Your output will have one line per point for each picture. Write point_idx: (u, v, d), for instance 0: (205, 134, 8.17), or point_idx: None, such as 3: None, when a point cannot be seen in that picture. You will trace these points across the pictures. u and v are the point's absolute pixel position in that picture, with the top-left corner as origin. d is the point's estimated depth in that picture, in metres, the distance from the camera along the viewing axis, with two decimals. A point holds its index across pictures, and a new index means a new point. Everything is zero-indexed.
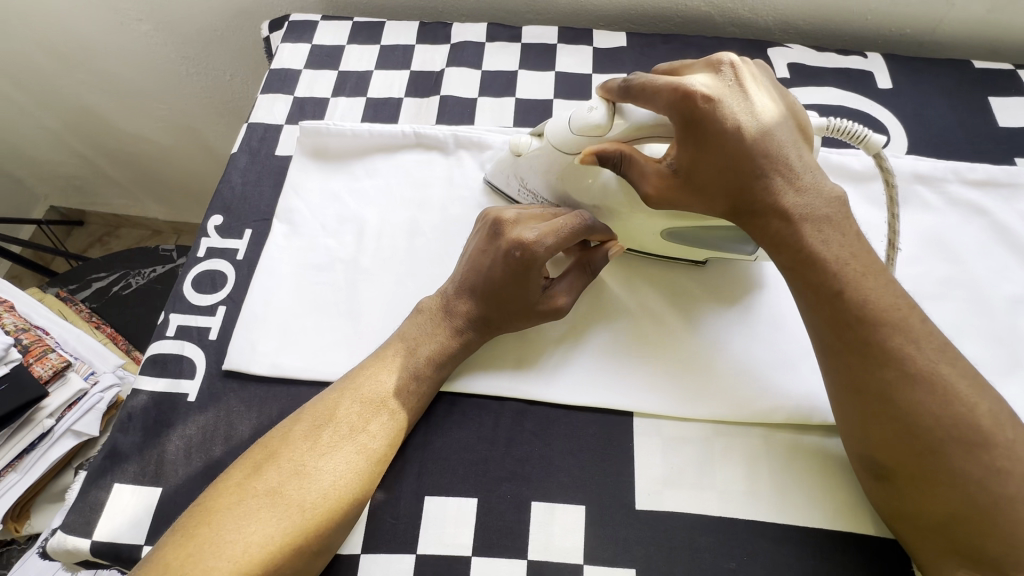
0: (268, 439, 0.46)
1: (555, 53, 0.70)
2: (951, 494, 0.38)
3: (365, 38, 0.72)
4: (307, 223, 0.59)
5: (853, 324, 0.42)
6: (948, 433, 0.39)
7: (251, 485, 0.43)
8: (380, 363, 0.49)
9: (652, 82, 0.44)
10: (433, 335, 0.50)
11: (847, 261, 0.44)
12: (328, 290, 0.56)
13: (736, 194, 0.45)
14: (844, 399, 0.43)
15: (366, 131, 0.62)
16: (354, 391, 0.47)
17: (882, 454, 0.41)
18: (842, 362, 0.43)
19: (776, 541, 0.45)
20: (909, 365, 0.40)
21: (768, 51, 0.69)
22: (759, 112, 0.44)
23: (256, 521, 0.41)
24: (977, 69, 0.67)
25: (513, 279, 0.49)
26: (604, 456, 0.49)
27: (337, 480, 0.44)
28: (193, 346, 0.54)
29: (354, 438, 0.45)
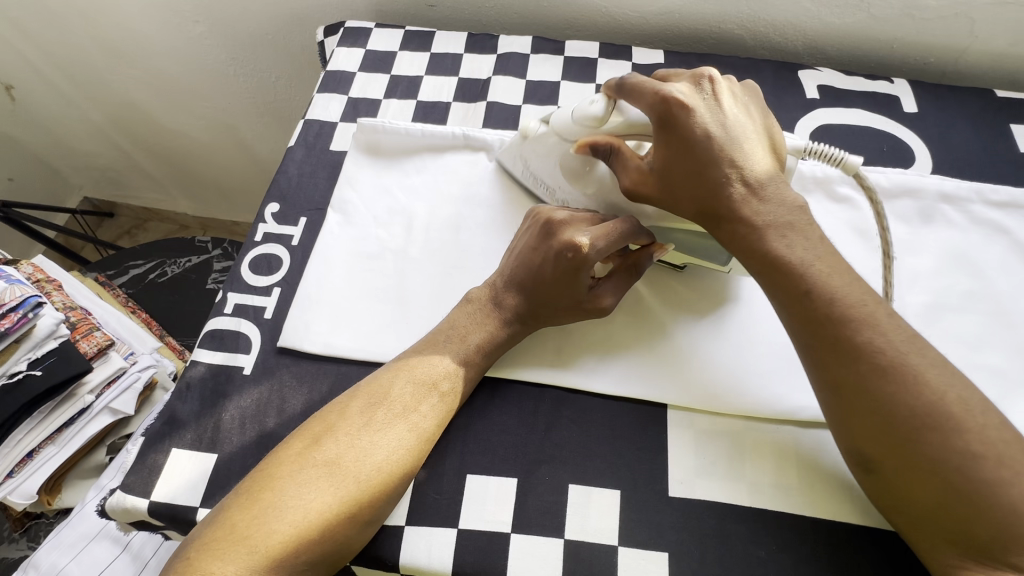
0: (324, 415, 0.48)
1: (596, 67, 0.74)
2: (930, 483, 0.39)
3: (417, 46, 0.77)
4: (359, 214, 0.62)
5: (822, 322, 0.44)
6: (922, 422, 0.40)
7: (298, 459, 0.45)
8: (433, 348, 0.52)
9: (642, 86, 0.50)
10: (480, 327, 0.53)
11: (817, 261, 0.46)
12: (378, 277, 0.59)
13: (703, 199, 0.49)
14: (823, 396, 0.45)
15: (418, 131, 0.66)
16: (406, 372, 0.50)
17: (864, 449, 0.43)
18: (819, 358, 0.44)
19: (803, 533, 0.47)
20: (878, 358, 0.42)
21: (798, 72, 0.73)
22: (729, 120, 0.49)
23: (314, 490, 0.44)
24: (999, 98, 0.70)
25: (564, 277, 0.52)
26: (638, 444, 0.51)
27: (389, 455, 0.46)
28: (250, 323, 0.57)
29: (406, 417, 0.48)
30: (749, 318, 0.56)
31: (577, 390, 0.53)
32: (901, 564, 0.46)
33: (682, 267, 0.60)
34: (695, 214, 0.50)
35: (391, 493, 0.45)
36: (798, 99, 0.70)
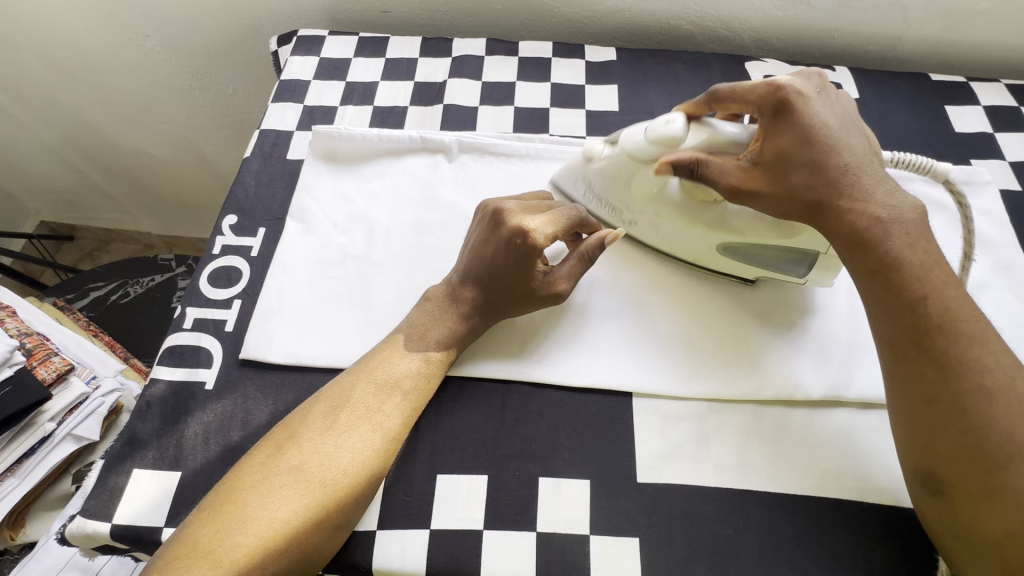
0: (287, 423, 0.48)
1: (551, 66, 0.75)
2: (1013, 511, 0.40)
3: (371, 52, 0.77)
4: (319, 221, 0.62)
5: (933, 332, 0.44)
6: (1015, 449, 0.40)
7: (268, 468, 0.45)
8: (392, 348, 0.52)
9: (747, 83, 0.50)
10: (439, 323, 0.53)
11: (934, 279, 0.45)
12: (340, 283, 0.58)
13: (813, 187, 0.47)
14: (909, 402, 0.44)
15: (376, 136, 0.66)
16: (366, 373, 0.50)
17: (943, 465, 0.42)
18: (917, 369, 0.44)
19: (769, 508, 0.48)
20: (983, 378, 0.42)
21: (745, 64, 0.75)
22: (840, 112, 0.50)
23: (281, 498, 0.44)
24: (934, 81, 0.74)
25: (521, 265, 0.52)
26: (606, 433, 0.52)
27: (354, 458, 0.46)
28: (210, 337, 0.56)
29: (369, 418, 0.48)
30: (728, 307, 0.58)
31: (546, 383, 0.54)
32: (860, 532, 0.47)
33: (754, 280, 0.59)
34: (799, 208, 0.48)
35: (358, 497, 0.45)
36: None
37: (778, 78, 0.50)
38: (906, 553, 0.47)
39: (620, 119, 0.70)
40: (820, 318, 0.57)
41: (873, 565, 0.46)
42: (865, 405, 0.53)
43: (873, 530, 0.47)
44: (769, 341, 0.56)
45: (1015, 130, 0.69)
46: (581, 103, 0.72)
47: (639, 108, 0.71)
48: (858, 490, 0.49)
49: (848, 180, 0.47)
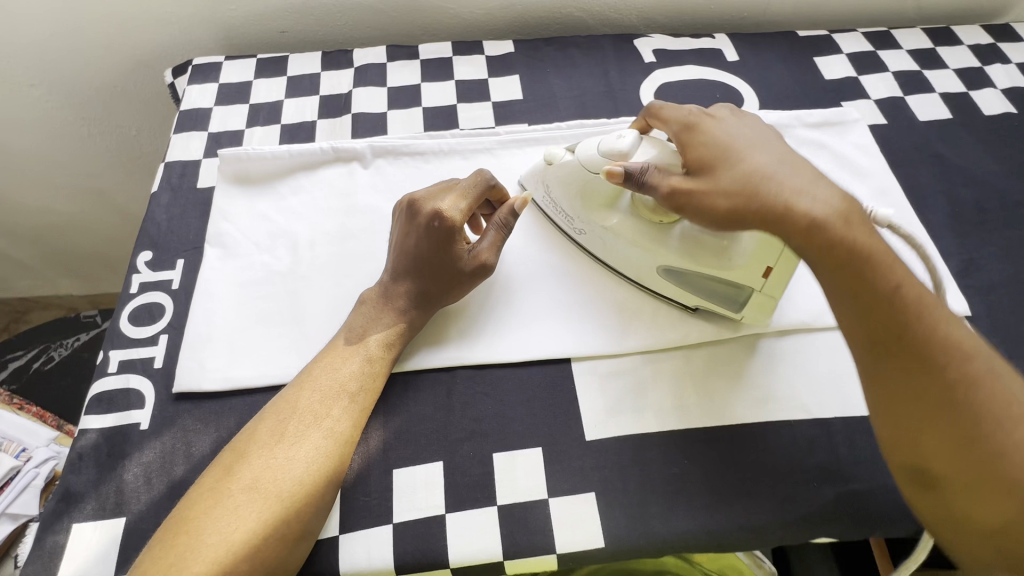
0: (234, 444, 0.48)
1: (453, 65, 0.77)
2: (1013, 501, 0.37)
3: (271, 72, 0.76)
4: (239, 244, 0.61)
5: (902, 321, 0.42)
6: (1010, 435, 0.38)
7: (217, 495, 0.44)
8: (333, 354, 0.52)
9: (668, 108, 0.55)
10: (375, 324, 0.54)
11: (891, 273, 0.43)
12: (270, 302, 0.58)
13: (746, 187, 0.46)
14: (889, 397, 0.42)
15: (285, 153, 0.65)
16: (310, 387, 0.50)
17: (937, 459, 0.39)
18: (891, 361, 0.42)
19: (708, 442, 0.52)
20: (964, 365, 0.40)
21: (634, 41, 0.80)
22: (760, 129, 0.52)
23: (235, 519, 0.43)
24: (802, 36, 0.81)
25: (449, 248, 0.55)
26: (552, 401, 0.54)
27: (306, 468, 0.46)
28: (139, 376, 0.54)
29: (317, 426, 0.48)
30: None
31: (488, 364, 0.55)
32: (793, 448, 0.52)
33: (694, 309, 0.58)
34: (737, 206, 0.46)
35: (315, 510, 0.46)
36: (637, 64, 0.77)
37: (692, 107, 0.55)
38: (834, 458, 0.51)
39: (525, 106, 0.73)
40: None
41: (808, 473, 0.51)
42: (782, 333, 0.57)
43: (803, 444, 0.52)
44: None
45: (875, 73, 0.76)
46: (487, 96, 0.74)
47: (542, 94, 0.74)
48: (785, 411, 0.53)
49: (783, 179, 0.46)
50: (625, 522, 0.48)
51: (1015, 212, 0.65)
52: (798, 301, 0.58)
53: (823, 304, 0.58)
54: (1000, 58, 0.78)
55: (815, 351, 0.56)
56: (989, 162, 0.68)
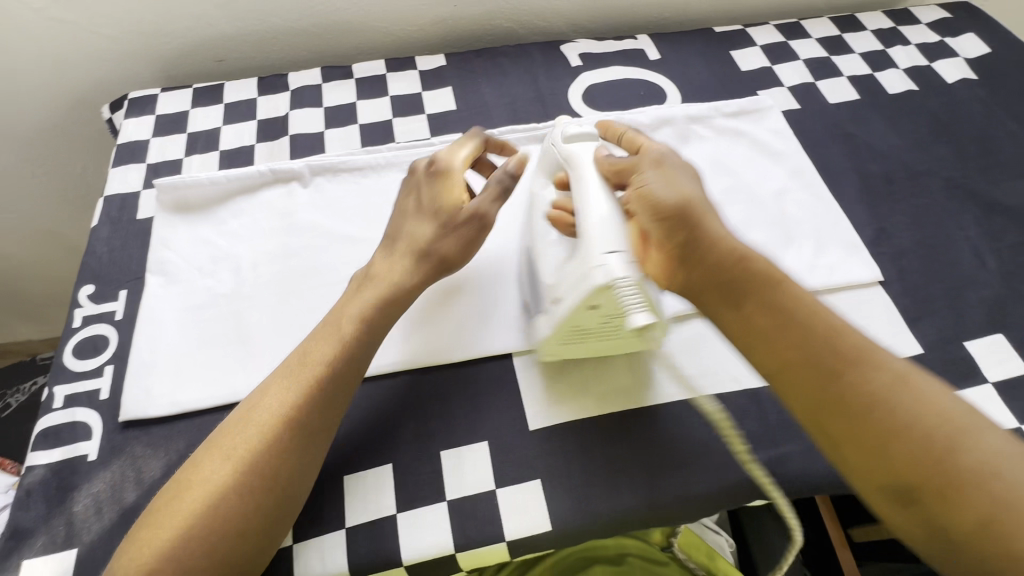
0: (210, 442, 0.46)
1: (387, 81, 0.79)
2: (983, 497, 0.40)
3: (207, 100, 0.77)
4: (181, 270, 0.62)
5: (841, 352, 0.45)
6: (951, 428, 0.42)
7: (187, 488, 0.43)
8: (314, 339, 0.50)
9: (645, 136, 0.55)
10: (359, 296, 0.52)
11: (816, 305, 0.48)
12: (215, 324, 0.59)
13: (686, 214, 0.49)
14: (848, 426, 0.44)
15: (223, 178, 0.67)
16: (285, 375, 0.48)
17: (907, 475, 0.42)
18: (845, 383, 0.44)
19: (646, 421, 0.54)
20: (892, 378, 0.44)
21: (561, 47, 0.83)
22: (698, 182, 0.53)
23: (206, 521, 0.42)
24: (719, 32, 0.85)
25: (445, 203, 0.55)
26: (496, 395, 0.56)
27: (272, 462, 0.45)
28: (86, 409, 0.55)
29: (286, 419, 0.46)
30: None
31: (430, 366, 0.57)
32: (725, 419, 0.54)
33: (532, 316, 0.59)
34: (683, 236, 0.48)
35: (280, 503, 0.45)
36: (565, 68, 0.80)
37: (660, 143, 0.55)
38: (763, 425, 0.54)
39: (458, 116, 0.76)
40: None
41: (740, 442, 0.53)
42: None
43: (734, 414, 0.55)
44: None
45: (787, 61, 0.81)
46: (421, 109, 0.76)
47: (475, 104, 0.77)
48: (714, 385, 0.56)
49: (717, 229, 0.49)
50: (569, 505, 0.51)
51: (920, 181, 0.69)
52: None
53: None
54: (901, 40, 0.83)
55: None
56: (894, 137, 0.73)
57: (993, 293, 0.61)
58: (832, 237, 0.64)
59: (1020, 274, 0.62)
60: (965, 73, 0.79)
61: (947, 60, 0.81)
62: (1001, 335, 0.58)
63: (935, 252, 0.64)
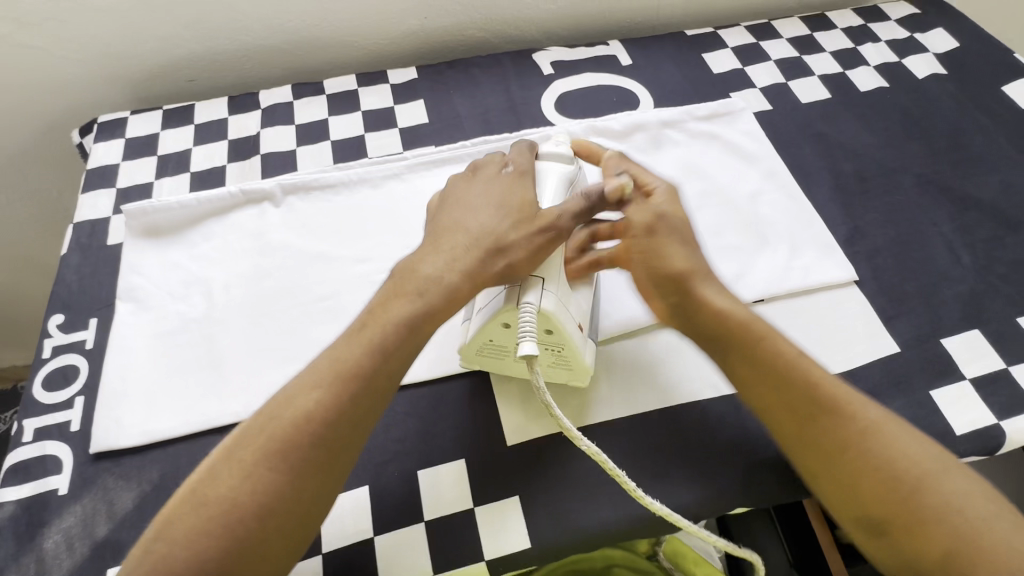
0: (235, 451, 0.41)
1: (359, 96, 0.79)
2: (943, 532, 0.40)
3: (178, 121, 0.77)
4: (153, 296, 0.61)
5: (820, 397, 0.45)
6: (923, 471, 0.42)
7: (204, 504, 0.39)
8: (354, 339, 0.46)
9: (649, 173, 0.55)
10: (400, 295, 0.48)
11: (796, 358, 0.47)
12: (187, 350, 0.58)
13: (679, 268, 0.51)
14: (824, 464, 0.44)
15: (193, 201, 0.66)
16: (319, 383, 0.43)
17: (876, 508, 0.42)
18: (820, 426, 0.44)
19: (625, 431, 0.54)
20: (869, 419, 0.44)
21: (533, 55, 0.83)
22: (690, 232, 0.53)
23: (221, 544, 0.38)
24: (691, 35, 0.85)
25: (512, 201, 0.52)
26: (472, 411, 0.55)
27: (295, 481, 0.41)
28: (56, 442, 0.54)
29: (314, 434, 0.42)
30: None
31: (405, 385, 0.56)
32: (704, 427, 0.54)
33: None
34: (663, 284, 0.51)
35: (300, 530, 0.41)
36: (537, 77, 0.80)
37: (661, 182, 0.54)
38: (742, 431, 0.54)
39: (431, 129, 0.75)
40: None
41: (718, 450, 0.53)
42: None
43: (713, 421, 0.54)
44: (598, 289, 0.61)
45: (759, 62, 0.81)
46: (393, 122, 0.76)
47: (447, 116, 0.77)
48: (691, 393, 0.56)
49: (697, 279, 0.50)
50: (549, 521, 0.50)
51: (892, 179, 0.69)
52: None
53: (723, 286, 0.60)
54: (871, 37, 0.84)
55: None
56: (866, 135, 0.73)
57: (968, 288, 0.61)
58: (807, 238, 0.64)
59: (995, 268, 0.62)
60: (935, 68, 0.79)
61: (916, 56, 0.81)
62: (977, 331, 0.58)
63: (909, 249, 0.64)
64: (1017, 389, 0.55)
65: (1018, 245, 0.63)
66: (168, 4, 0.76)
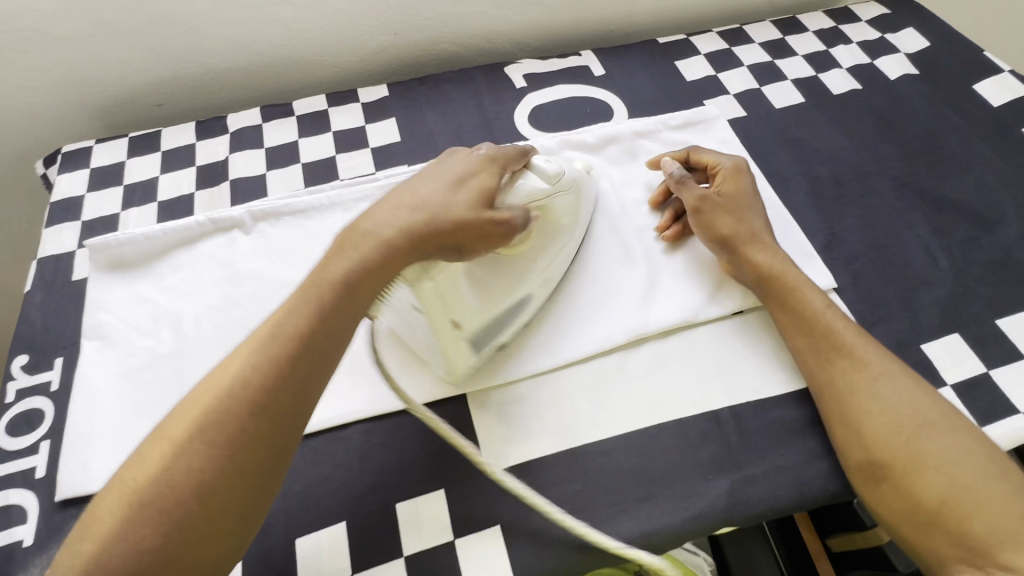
0: (172, 427, 0.42)
1: (329, 116, 0.77)
2: (939, 480, 0.44)
3: (144, 149, 0.75)
4: (119, 332, 0.60)
5: (837, 344, 0.51)
6: (926, 420, 0.46)
7: (138, 484, 0.40)
8: (292, 308, 0.47)
9: (716, 155, 0.64)
10: (342, 258, 0.48)
11: (825, 310, 0.53)
12: (155, 387, 0.57)
13: (724, 232, 0.59)
14: (836, 404, 0.49)
15: (160, 232, 0.64)
16: (255, 354, 0.44)
17: (879, 448, 0.46)
18: (833, 367, 0.50)
19: (606, 453, 0.53)
20: (882, 369, 0.49)
21: (505, 69, 0.82)
22: (756, 205, 0.61)
23: (157, 519, 0.39)
24: (663, 42, 0.85)
25: (462, 177, 0.52)
26: (451, 439, 0.54)
27: (233, 454, 0.41)
28: (20, 490, 0.52)
29: (249, 403, 0.42)
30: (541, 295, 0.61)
31: (382, 414, 0.55)
32: (687, 444, 0.53)
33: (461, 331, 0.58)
34: (716, 242, 0.59)
35: (244, 500, 0.41)
36: (510, 91, 0.79)
37: (737, 160, 0.63)
38: (724, 448, 0.53)
39: (403, 148, 0.74)
40: (612, 272, 0.62)
41: (701, 468, 0.52)
42: (665, 334, 0.59)
43: (696, 438, 0.54)
44: (572, 308, 0.60)
45: (731, 68, 0.81)
46: (365, 142, 0.75)
47: (419, 134, 0.76)
48: (671, 411, 0.55)
49: (757, 239, 0.58)
50: (531, 550, 0.49)
51: (868, 183, 0.69)
52: (675, 303, 0.60)
53: (700, 300, 0.60)
54: (843, 39, 0.84)
55: (698, 349, 0.58)
56: (840, 139, 0.73)
57: (947, 291, 0.61)
58: (785, 246, 0.63)
59: (972, 271, 0.62)
60: (907, 69, 0.79)
61: (888, 57, 0.81)
62: (956, 335, 0.58)
63: (887, 254, 0.63)
64: (999, 393, 0.55)
65: (994, 246, 0.63)
66: (130, 30, 0.75)
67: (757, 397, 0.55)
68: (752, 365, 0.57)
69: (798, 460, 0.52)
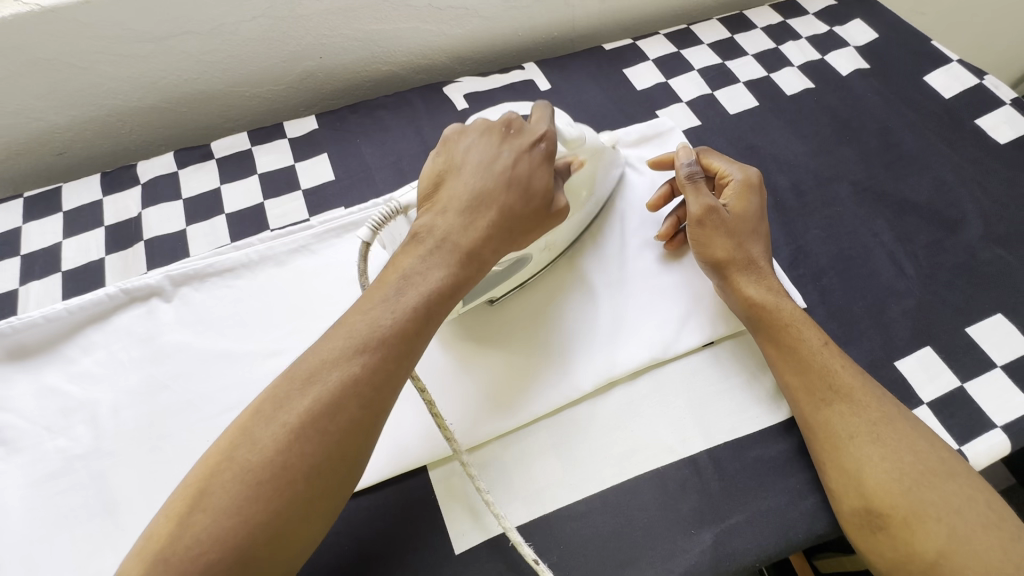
0: (277, 404, 0.41)
1: (253, 156, 0.70)
2: (938, 530, 0.42)
3: (41, 210, 0.67)
4: (27, 434, 0.53)
5: (834, 384, 0.49)
6: (924, 466, 0.45)
7: (238, 465, 0.39)
8: (388, 294, 0.45)
9: (727, 165, 0.59)
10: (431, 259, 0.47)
11: (821, 348, 0.51)
12: (74, 494, 0.50)
13: (724, 255, 0.55)
14: (834, 450, 0.47)
15: (65, 311, 0.57)
16: (362, 349, 0.42)
17: (877, 497, 0.44)
18: (833, 410, 0.48)
19: (582, 515, 0.49)
20: (881, 412, 0.47)
21: (444, 89, 0.76)
22: (759, 228, 0.57)
23: (264, 498, 0.38)
24: (609, 49, 0.80)
25: (537, 161, 0.50)
26: (413, 519, 0.49)
27: (331, 449, 0.40)
28: None
29: (354, 397, 0.41)
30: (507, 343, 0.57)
31: None
32: (667, 496, 0.50)
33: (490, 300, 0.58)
34: (712, 263, 0.55)
35: (337, 485, 0.41)
36: (450, 113, 0.74)
37: (753, 174, 0.58)
38: (704, 497, 0.50)
39: (338, 187, 0.68)
40: (580, 309, 0.58)
41: (683, 521, 0.49)
42: (635, 375, 0.56)
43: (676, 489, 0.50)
44: (545, 355, 0.56)
45: (682, 74, 0.77)
46: (296, 184, 0.68)
47: (355, 169, 0.69)
48: (648, 461, 0.51)
49: (755, 265, 0.55)
50: None
51: (829, 190, 0.67)
52: (644, 338, 0.56)
53: (670, 333, 0.57)
54: (792, 35, 0.81)
55: (670, 386, 0.55)
56: (798, 143, 0.70)
57: (916, 302, 0.59)
58: None
59: (938, 276, 0.60)
60: (858, 63, 0.77)
61: (838, 51, 0.79)
62: (929, 348, 0.56)
63: (854, 266, 0.61)
64: (974, 407, 0.53)
65: (958, 248, 0.62)
66: (10, 77, 0.65)
67: (732, 435, 0.53)
68: (725, 400, 0.54)
69: (782, 503, 0.50)
